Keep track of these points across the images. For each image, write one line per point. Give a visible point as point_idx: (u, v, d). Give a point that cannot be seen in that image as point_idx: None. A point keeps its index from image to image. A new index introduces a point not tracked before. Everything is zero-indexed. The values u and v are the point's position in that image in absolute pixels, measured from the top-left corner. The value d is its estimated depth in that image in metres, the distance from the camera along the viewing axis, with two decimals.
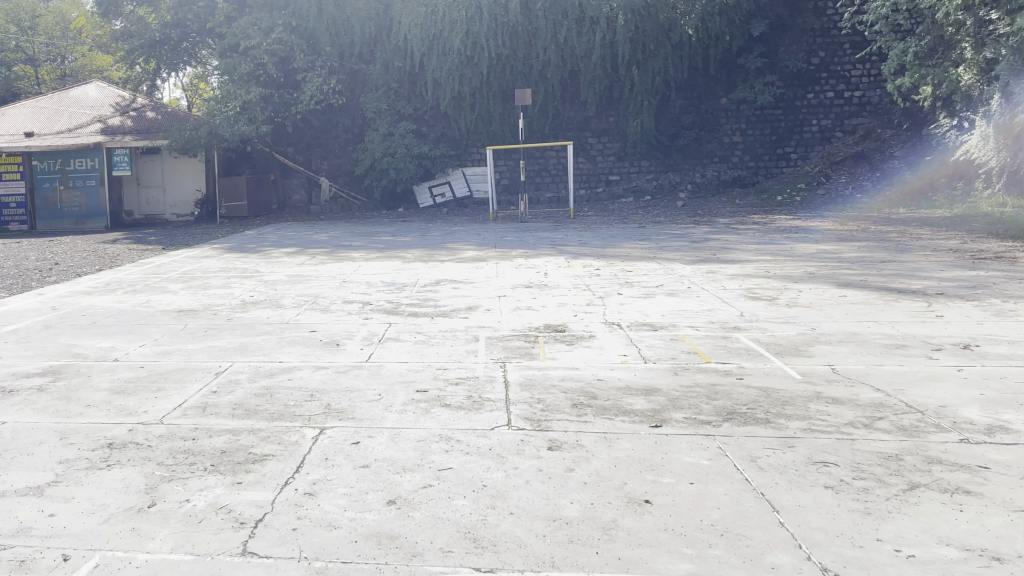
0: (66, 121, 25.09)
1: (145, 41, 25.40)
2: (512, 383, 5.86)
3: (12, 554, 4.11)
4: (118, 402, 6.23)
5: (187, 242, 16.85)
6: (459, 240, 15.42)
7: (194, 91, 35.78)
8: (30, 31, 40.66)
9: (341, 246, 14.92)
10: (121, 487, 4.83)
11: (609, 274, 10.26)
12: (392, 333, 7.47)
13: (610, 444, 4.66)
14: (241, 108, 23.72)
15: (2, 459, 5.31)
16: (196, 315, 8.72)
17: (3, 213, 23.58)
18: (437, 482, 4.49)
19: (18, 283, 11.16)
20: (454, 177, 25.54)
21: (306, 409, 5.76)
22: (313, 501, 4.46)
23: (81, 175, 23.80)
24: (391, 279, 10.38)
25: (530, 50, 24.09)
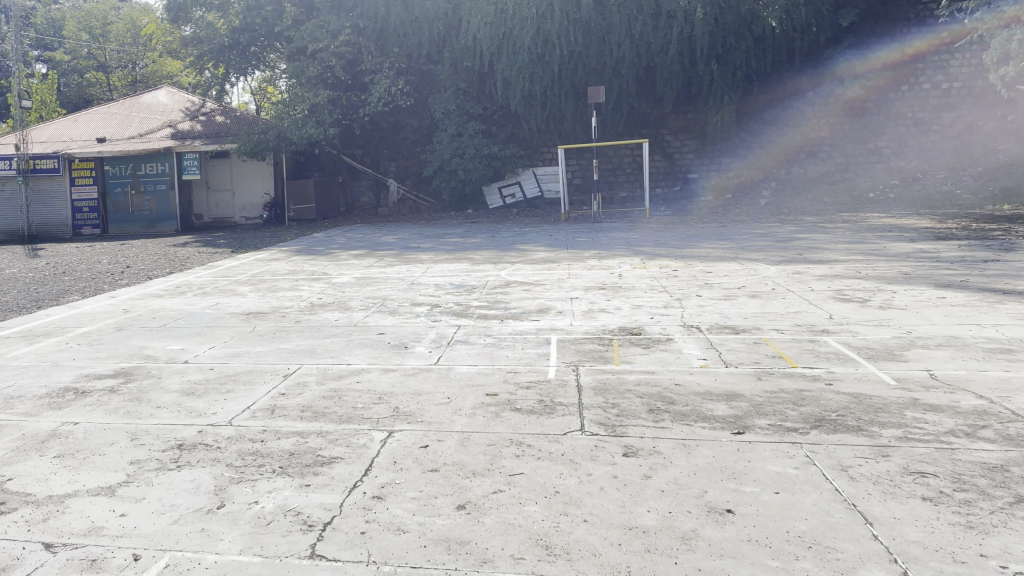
0: (138, 126, 25.76)
1: (213, 46, 25.60)
2: (585, 387, 5.75)
3: (84, 553, 4.16)
4: (188, 403, 6.29)
5: (255, 245, 17.03)
6: (531, 241, 15.42)
7: (261, 94, 36.35)
8: (101, 38, 43.15)
9: (409, 247, 15.00)
10: (191, 488, 4.86)
11: (689, 275, 10.12)
12: (462, 335, 7.42)
13: (689, 451, 4.53)
14: (309, 111, 24.04)
15: (75, 460, 5.41)
16: (263, 317, 8.80)
17: (77, 216, 24.29)
18: (507, 487, 4.40)
19: (90, 286, 11.38)
20: (525, 177, 25.84)
21: (374, 411, 5.72)
22: (381, 505, 4.42)
23: (150, 179, 24.38)
24: (462, 281, 10.38)
25: (604, 46, 23.56)
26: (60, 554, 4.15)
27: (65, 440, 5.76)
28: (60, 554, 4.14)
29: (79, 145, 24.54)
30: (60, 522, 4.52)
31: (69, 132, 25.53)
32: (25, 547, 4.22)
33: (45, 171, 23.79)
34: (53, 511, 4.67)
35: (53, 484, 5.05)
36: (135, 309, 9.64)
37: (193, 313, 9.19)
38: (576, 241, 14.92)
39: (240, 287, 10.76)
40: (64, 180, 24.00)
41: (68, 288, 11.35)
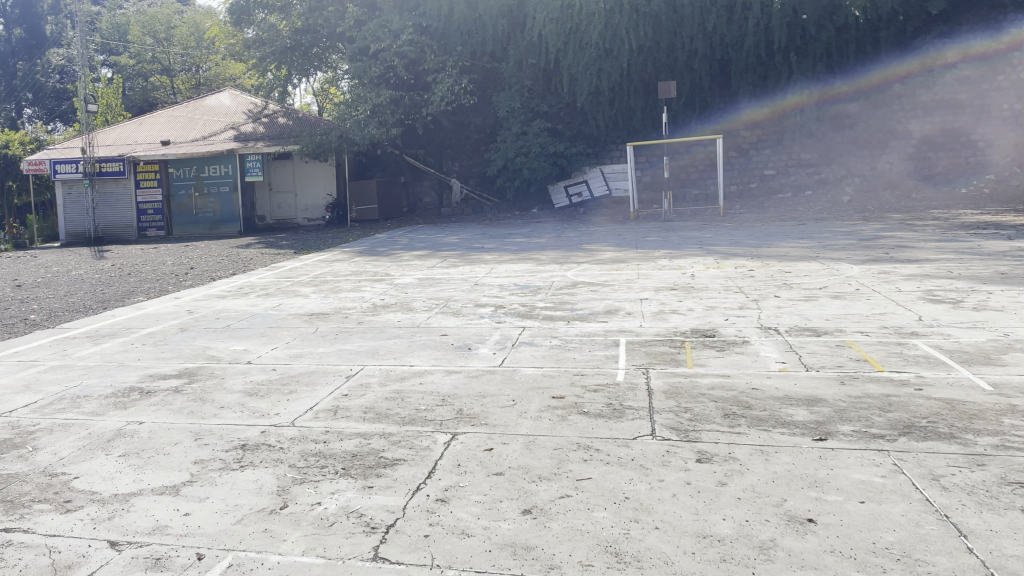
0: (201, 128, 26.49)
1: (277, 48, 26.37)
2: (656, 391, 5.63)
3: (149, 551, 4.18)
4: (251, 403, 6.31)
5: (318, 246, 17.19)
6: (597, 240, 15.28)
7: (323, 96, 36.75)
8: (164, 42, 44.56)
9: (472, 248, 15.00)
10: (254, 488, 4.86)
11: (766, 275, 9.90)
12: (526, 337, 7.33)
13: (767, 457, 4.39)
14: (371, 112, 24.39)
15: (140, 459, 5.47)
16: (326, 318, 8.83)
17: (141, 219, 25.06)
18: (575, 492, 4.31)
19: (156, 287, 11.60)
20: (591, 176, 24.92)
21: (438, 413, 5.68)
22: (445, 508, 4.36)
23: (214, 180, 24.92)
24: (527, 281, 10.31)
25: (675, 40, 23.31)
26: (126, 552, 4.19)
27: (130, 440, 5.84)
28: (126, 552, 4.18)
29: (145, 147, 25.19)
30: (126, 520, 4.57)
31: (136, 135, 26.30)
32: (92, 545, 4.29)
33: (111, 174, 24.58)
34: (119, 509, 4.72)
35: (118, 483, 5.11)
36: (199, 309, 9.77)
37: (257, 314, 9.26)
38: (645, 241, 14.72)
39: (303, 288, 10.84)
40: (129, 182, 24.75)
41: (134, 289, 11.58)
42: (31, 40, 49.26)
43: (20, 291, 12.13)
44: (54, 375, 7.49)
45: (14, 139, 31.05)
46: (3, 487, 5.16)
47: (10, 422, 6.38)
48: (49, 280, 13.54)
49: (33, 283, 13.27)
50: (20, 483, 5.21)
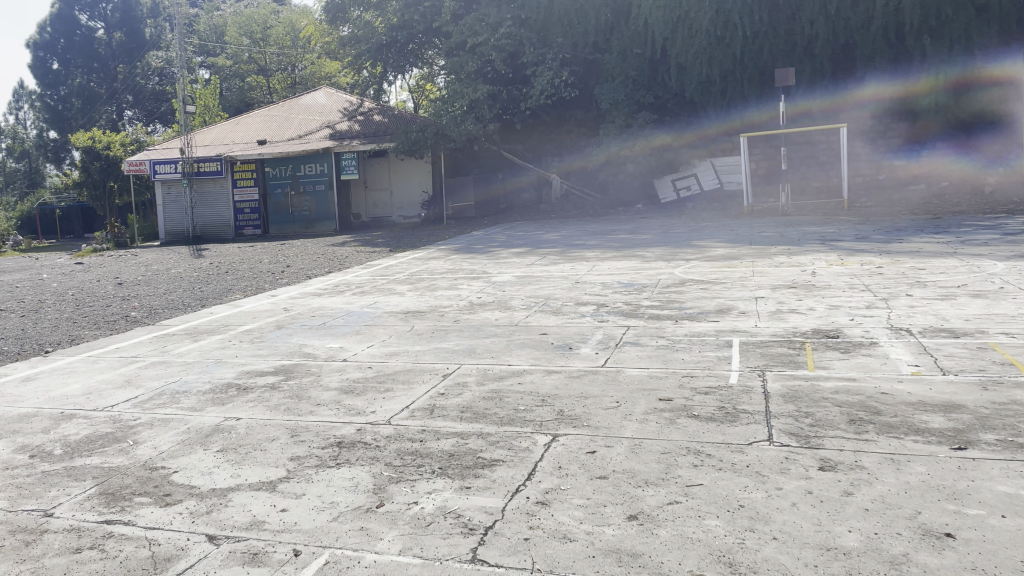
0: (298, 127, 28.33)
1: (372, 45, 27.05)
2: (773, 394, 5.40)
3: (247, 546, 4.20)
4: (346, 401, 6.31)
5: (415, 243, 17.32)
6: (707, 236, 14.94)
7: (420, 92, 37.20)
8: (261, 42, 45.61)
9: (573, 244, 14.88)
10: (350, 486, 4.82)
11: (896, 272, 9.48)
12: (632, 337, 7.17)
13: (898, 467, 4.15)
14: (468, 107, 24.59)
15: (237, 454, 5.52)
16: (423, 316, 8.81)
17: (239, 217, 26.59)
18: (685, 498, 4.15)
19: (252, 285, 11.82)
20: (702, 168, 24.17)
21: (537, 414, 5.56)
22: (546, 510, 4.25)
23: (310, 178, 26.07)
24: (631, 279, 10.11)
25: (793, 25, 21.65)
26: (223, 546, 4.21)
27: (228, 435, 5.89)
28: (223, 546, 4.20)
29: (242, 147, 26.85)
30: (224, 515, 4.60)
31: (233, 134, 28.31)
32: (191, 538, 4.32)
33: (209, 174, 26.20)
34: (218, 504, 4.75)
35: (217, 478, 5.15)
36: (295, 307, 9.88)
37: (353, 311, 9.32)
38: (762, 236, 14.33)
39: (399, 286, 10.88)
40: (227, 181, 26.36)
41: (231, 287, 11.80)
42: (130, 43, 51.00)
43: (124, 289, 12.50)
44: (155, 371, 7.65)
45: (116, 141, 32.66)
46: (106, 480, 5.27)
47: (113, 417, 6.54)
48: (148, 278, 13.90)
49: (135, 280, 13.66)
50: (122, 475, 5.31)
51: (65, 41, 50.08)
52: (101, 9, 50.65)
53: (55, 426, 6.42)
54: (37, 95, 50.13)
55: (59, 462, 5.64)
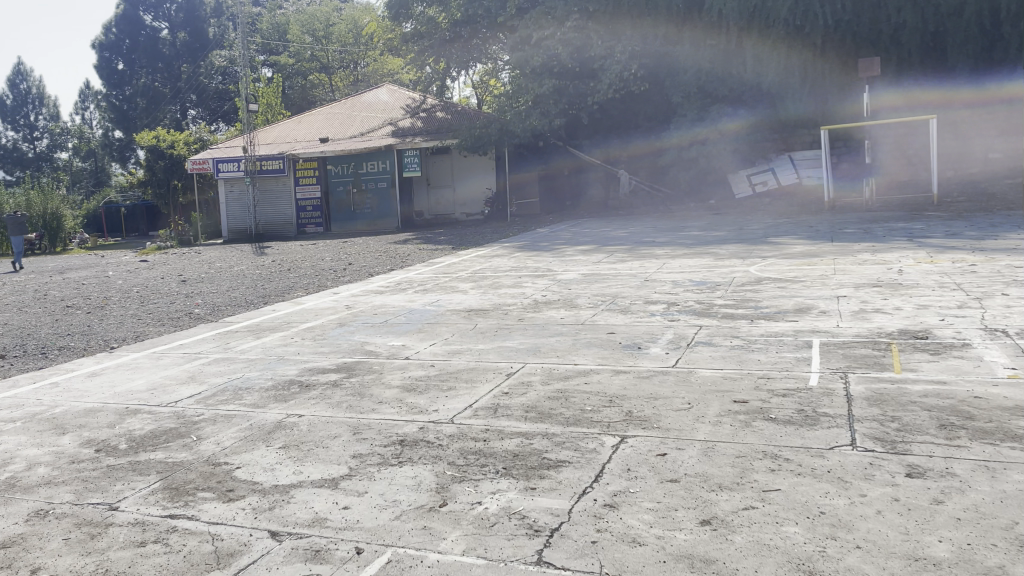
0: (360, 125, 29.42)
1: (435, 41, 27.85)
2: (857, 398, 5.22)
3: (309, 543, 4.19)
4: (409, 399, 6.28)
5: (477, 241, 17.36)
6: (784, 233, 14.65)
7: (484, 88, 37.55)
8: (323, 40, 46.74)
9: (642, 241, 14.76)
10: (413, 484, 4.78)
11: (988, 271, 9.16)
12: (704, 337, 7.02)
13: (993, 475, 3.97)
14: (535, 101, 24.94)
15: (300, 451, 5.51)
16: (487, 314, 8.74)
17: (302, 215, 28.28)
18: (761, 504, 4.02)
19: (314, 283, 11.89)
20: (779, 163, 24.35)
21: (603, 415, 5.45)
22: (614, 514, 4.14)
23: (372, 176, 27.61)
24: (702, 278, 9.90)
25: (880, 12, 21.00)
26: (285, 542, 4.21)
27: (291, 432, 5.90)
28: (285, 543, 4.20)
29: (305, 147, 28.39)
30: (286, 511, 4.59)
31: (297, 134, 29.70)
32: (253, 534, 4.32)
33: (272, 172, 27.83)
34: (280, 500, 4.74)
35: (279, 474, 5.14)
36: (356, 304, 9.89)
37: (415, 309, 9.30)
38: (842, 233, 14.01)
39: (462, 284, 10.82)
40: (289, 179, 28.03)
41: (294, 284, 11.93)
42: (195, 43, 51.87)
43: (187, 286, 12.72)
44: (218, 368, 7.72)
45: (180, 140, 33.55)
46: (170, 474, 5.30)
47: (176, 412, 6.60)
48: (211, 275, 14.13)
49: (197, 278, 13.88)
50: (185, 471, 5.34)
51: (130, 41, 51.29)
52: (165, 10, 51.84)
53: (121, 421, 6.49)
54: (103, 95, 51.75)
55: (125, 456, 5.71)
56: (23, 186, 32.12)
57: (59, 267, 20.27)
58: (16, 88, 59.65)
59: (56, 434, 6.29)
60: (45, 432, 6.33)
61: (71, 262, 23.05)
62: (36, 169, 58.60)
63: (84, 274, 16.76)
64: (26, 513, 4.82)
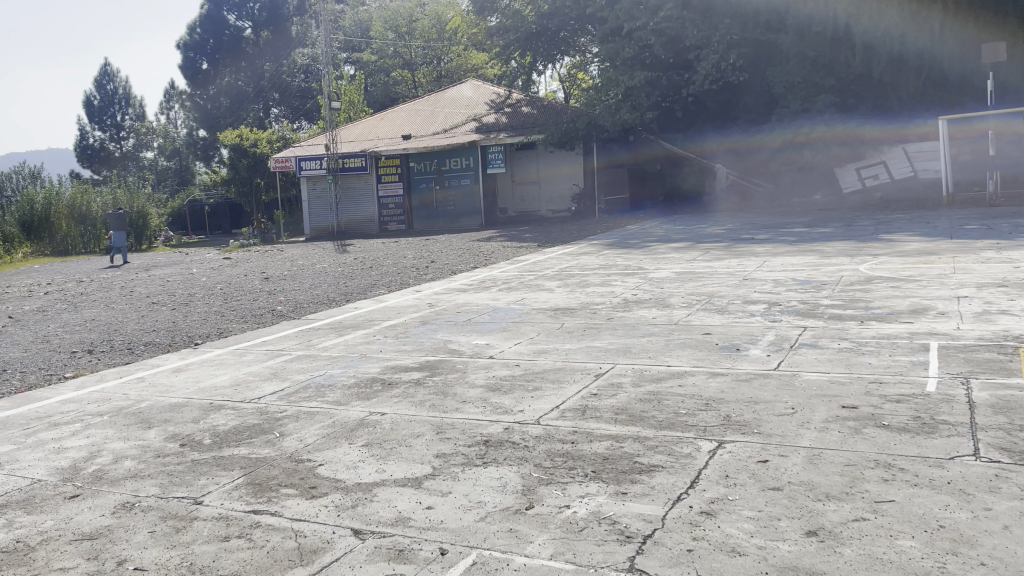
0: (444, 121, 30.07)
1: (522, 33, 27.84)
2: (978, 405, 4.94)
3: (392, 542, 4.12)
4: (493, 399, 6.19)
5: (565, 238, 17.34)
6: (895, 230, 14.10)
7: (573, 81, 37.67)
8: (406, 36, 47.29)
9: (739, 239, 14.47)
10: (498, 486, 4.68)
11: None
12: (809, 338, 6.80)
13: None
14: (626, 95, 25.12)
15: (382, 450, 5.46)
16: (575, 313, 8.60)
17: (383, 212, 28.96)
18: (873, 516, 3.82)
19: (400, 280, 11.97)
20: (893, 156, 24.25)
21: (700, 419, 5.27)
22: (712, 522, 3.97)
23: (455, 172, 28.09)
24: (805, 277, 9.59)
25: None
26: (368, 541, 4.14)
27: (373, 431, 5.85)
28: (368, 542, 4.13)
29: (387, 144, 29.19)
30: (369, 510, 4.54)
31: (379, 130, 30.79)
32: (336, 532, 4.28)
33: (355, 169, 28.61)
34: (362, 498, 4.69)
35: (362, 472, 5.11)
36: (440, 302, 9.89)
37: (499, 308, 9.23)
38: (960, 229, 13.49)
39: (549, 282, 10.70)
40: (371, 177, 28.80)
41: (376, 282, 11.99)
42: (277, 41, 53.38)
43: (269, 283, 12.89)
44: (301, 364, 7.76)
45: (263, 138, 34.34)
46: (253, 470, 5.31)
47: (260, 408, 6.64)
48: (294, 273, 14.27)
49: (282, 275, 14.09)
50: (268, 466, 5.35)
51: (214, 41, 52.55)
52: (248, 9, 52.73)
53: (205, 416, 6.55)
54: (188, 95, 53.57)
55: (209, 451, 5.74)
56: (111, 185, 33.10)
57: (144, 265, 20.43)
58: (104, 88, 61.50)
59: (143, 427, 6.38)
60: (131, 426, 6.43)
61: (164, 259, 23.15)
62: (122, 168, 61.62)
63: (168, 271, 17.09)
64: (112, 506, 4.86)
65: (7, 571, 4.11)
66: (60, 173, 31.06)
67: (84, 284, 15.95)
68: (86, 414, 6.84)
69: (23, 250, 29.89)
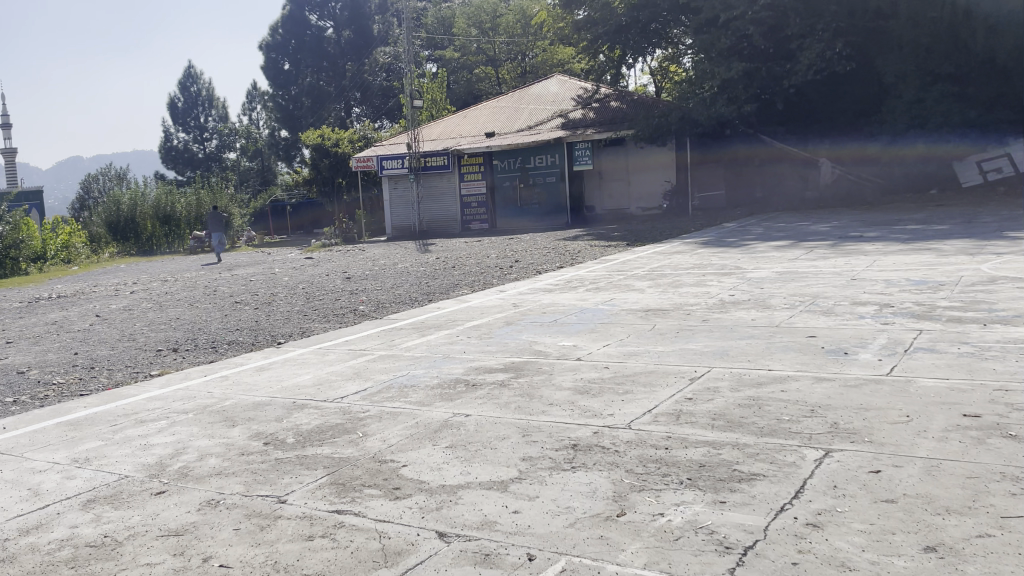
0: (528, 118, 30.11)
1: (611, 26, 27.45)
2: None
3: (478, 546, 4.02)
4: (582, 403, 6.04)
5: (655, 237, 17.05)
6: (1012, 228, 13.41)
7: (664, 74, 37.10)
8: (489, 31, 48.55)
9: (846, 237, 13.92)
10: (588, 492, 4.53)
11: None
12: (924, 342, 6.48)
13: None
14: (721, 87, 24.65)
15: (467, 452, 5.37)
16: (666, 314, 8.42)
17: (465, 211, 29.51)
18: (1000, 533, 3.56)
19: (483, 280, 11.86)
20: (1015, 148, 23.23)
21: (805, 426, 5.04)
22: (818, 534, 3.76)
23: (540, 170, 28.09)
24: (918, 278, 9.16)
25: None
26: (454, 544, 4.05)
27: (457, 432, 5.77)
28: (454, 545, 4.04)
29: (469, 141, 29.49)
30: (454, 512, 4.44)
31: (462, 130, 30.99)
32: (420, 533, 4.19)
33: (436, 168, 29.31)
34: (447, 501, 4.60)
35: (446, 474, 5.02)
36: (525, 302, 9.76)
37: (588, 308, 9.09)
38: None
39: (639, 282, 10.47)
40: (454, 176, 29.34)
41: (459, 282, 11.93)
42: (359, 40, 53.80)
43: (352, 284, 12.92)
44: (383, 364, 7.74)
45: (344, 138, 34.89)
46: (337, 470, 5.27)
47: (343, 408, 6.62)
48: (376, 273, 14.32)
49: (363, 275, 14.10)
50: (352, 466, 5.30)
51: (296, 41, 53.91)
52: (330, 9, 53.75)
53: (289, 415, 6.56)
54: (270, 96, 54.70)
55: (292, 450, 5.73)
56: (194, 186, 33.97)
57: (228, 265, 20.71)
58: (187, 91, 63.51)
59: (227, 425, 6.41)
60: (216, 424, 6.47)
61: (246, 259, 23.38)
62: (206, 169, 62.74)
63: (250, 271, 17.30)
64: (198, 503, 4.87)
65: (95, 565, 4.14)
66: (146, 176, 32.02)
67: (169, 284, 16.24)
68: (171, 412, 6.91)
69: (109, 250, 30.75)
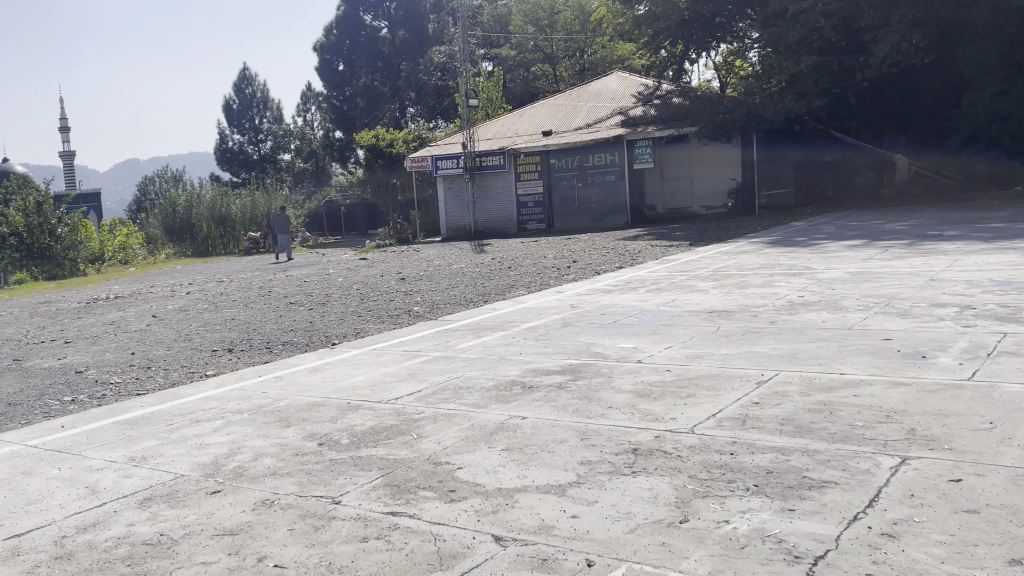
0: (586, 116, 29.98)
1: (674, 20, 27.18)
2: None
3: (535, 550, 3.92)
4: (643, 406, 5.91)
5: (717, 236, 16.85)
6: None
7: (727, 70, 36.67)
8: (546, 28, 47.97)
9: (921, 236, 13.55)
10: (649, 497, 4.41)
11: None
12: (1008, 345, 6.22)
13: None
14: (792, 82, 24.35)
15: (524, 455, 5.27)
16: (731, 315, 8.27)
17: (522, 211, 29.52)
18: None
19: (541, 280, 11.78)
20: None
21: (879, 432, 4.86)
22: (894, 544, 3.59)
23: (598, 169, 27.87)
24: (1002, 278, 8.85)
25: None
26: (510, 548, 3.96)
27: (514, 435, 5.68)
28: (510, 549, 3.95)
29: (526, 140, 29.51)
30: (511, 516, 4.35)
31: (519, 128, 30.98)
32: (476, 537, 4.11)
33: (493, 167, 29.31)
34: (504, 504, 4.51)
35: (502, 477, 4.93)
36: (582, 304, 9.64)
37: (649, 309, 8.95)
38: None
39: (702, 283, 10.29)
40: (510, 175, 29.30)
41: (515, 283, 11.87)
42: (413, 40, 54.03)
43: (408, 284, 12.97)
44: (437, 366, 7.68)
45: (399, 138, 35.15)
46: (392, 470, 5.23)
47: (398, 409, 6.58)
48: (430, 273, 14.36)
49: (420, 275, 14.15)
50: (407, 468, 5.25)
51: (351, 41, 54.44)
52: (384, 9, 54.49)
53: (344, 416, 6.53)
54: (324, 97, 55.35)
55: (347, 451, 5.70)
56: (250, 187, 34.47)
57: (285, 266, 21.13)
58: (243, 93, 64.36)
59: (282, 426, 6.41)
60: (271, 424, 6.47)
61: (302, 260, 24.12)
62: (260, 170, 63.73)
63: (307, 271, 17.53)
64: (252, 503, 4.85)
65: (150, 563, 4.13)
66: (202, 177, 32.58)
67: (224, 285, 16.58)
68: (226, 412, 6.93)
69: (166, 251, 31.51)
